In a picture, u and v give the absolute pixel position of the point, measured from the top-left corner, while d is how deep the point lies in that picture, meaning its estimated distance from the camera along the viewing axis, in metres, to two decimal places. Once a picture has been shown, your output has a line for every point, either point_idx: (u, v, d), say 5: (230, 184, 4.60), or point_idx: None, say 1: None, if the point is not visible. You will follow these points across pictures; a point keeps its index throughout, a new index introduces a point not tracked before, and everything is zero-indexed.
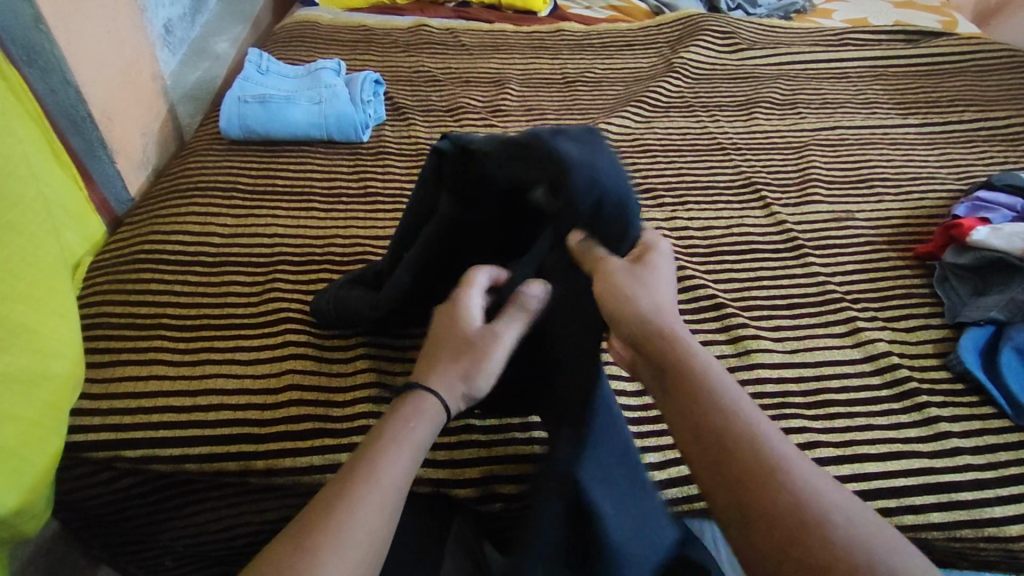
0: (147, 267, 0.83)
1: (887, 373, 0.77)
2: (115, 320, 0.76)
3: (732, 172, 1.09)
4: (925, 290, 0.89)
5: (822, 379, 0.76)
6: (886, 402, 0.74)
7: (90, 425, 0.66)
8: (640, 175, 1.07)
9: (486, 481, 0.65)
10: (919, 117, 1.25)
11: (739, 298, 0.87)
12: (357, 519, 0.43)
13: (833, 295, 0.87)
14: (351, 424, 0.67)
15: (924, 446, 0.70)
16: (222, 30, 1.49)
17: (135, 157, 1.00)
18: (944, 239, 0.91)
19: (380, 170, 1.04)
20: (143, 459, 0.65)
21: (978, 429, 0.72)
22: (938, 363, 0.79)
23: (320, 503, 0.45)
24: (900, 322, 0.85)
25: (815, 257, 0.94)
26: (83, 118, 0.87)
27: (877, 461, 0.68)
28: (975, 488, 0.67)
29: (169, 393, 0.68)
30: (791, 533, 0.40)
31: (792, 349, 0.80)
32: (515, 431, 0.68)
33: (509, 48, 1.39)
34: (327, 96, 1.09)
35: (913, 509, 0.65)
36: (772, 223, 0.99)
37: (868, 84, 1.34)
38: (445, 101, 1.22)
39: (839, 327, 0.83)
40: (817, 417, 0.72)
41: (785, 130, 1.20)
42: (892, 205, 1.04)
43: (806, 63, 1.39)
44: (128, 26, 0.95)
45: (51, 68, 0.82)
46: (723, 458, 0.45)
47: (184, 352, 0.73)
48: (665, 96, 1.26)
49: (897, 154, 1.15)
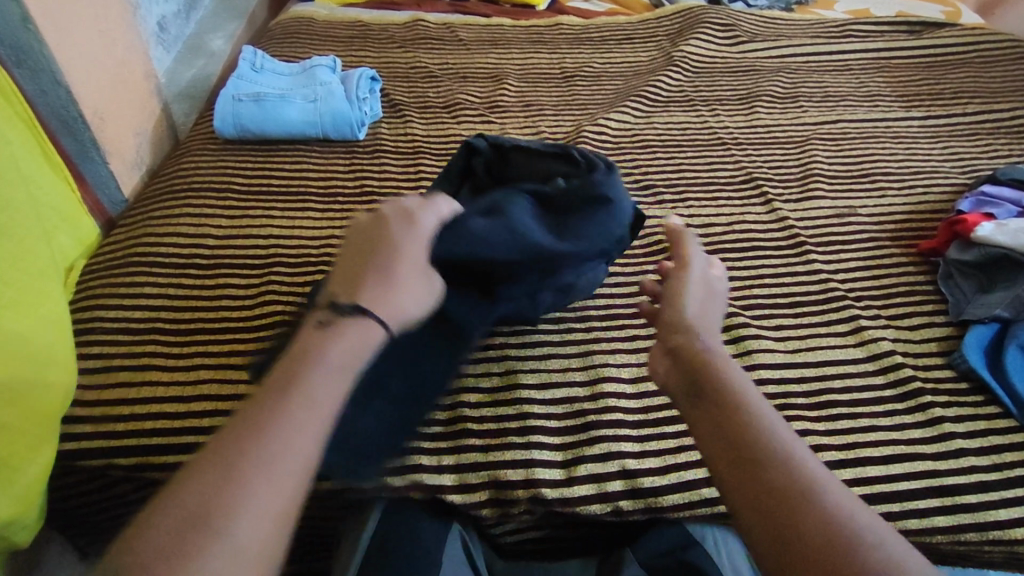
0: (141, 269, 0.82)
1: (890, 373, 0.76)
2: (108, 325, 0.75)
3: (733, 168, 1.07)
4: (929, 287, 0.88)
5: (825, 379, 0.75)
6: (889, 403, 0.73)
7: (83, 433, 0.65)
8: (639, 172, 1.05)
9: (485, 488, 0.64)
10: (922, 109, 1.23)
11: (740, 297, 0.86)
12: (285, 452, 0.42)
13: (835, 293, 0.86)
14: None
15: (927, 448, 0.69)
16: (216, 26, 1.48)
17: (128, 158, 0.99)
18: (948, 235, 0.89)
19: (376, 168, 1.03)
20: (137, 467, 0.64)
21: (983, 430, 0.71)
22: (942, 362, 0.78)
23: (240, 434, 0.42)
24: (903, 320, 0.84)
25: (817, 254, 0.92)
26: (74, 118, 0.86)
27: (880, 464, 0.67)
28: (980, 490, 0.66)
29: (162, 399, 0.68)
30: (802, 532, 0.41)
31: (794, 349, 0.79)
32: (514, 436, 0.67)
33: (506, 43, 1.38)
34: (322, 94, 1.07)
35: (916, 512, 0.64)
36: (773, 220, 0.98)
37: (871, 77, 1.32)
38: (441, 97, 1.21)
39: (841, 326, 0.82)
40: (819, 418, 0.71)
41: (786, 125, 1.18)
42: (895, 200, 1.02)
43: (807, 56, 1.37)
44: (119, 24, 0.94)
45: (40, 68, 0.80)
46: (739, 453, 0.46)
47: (178, 357, 0.72)
48: (665, 90, 1.24)
49: (900, 147, 1.14)
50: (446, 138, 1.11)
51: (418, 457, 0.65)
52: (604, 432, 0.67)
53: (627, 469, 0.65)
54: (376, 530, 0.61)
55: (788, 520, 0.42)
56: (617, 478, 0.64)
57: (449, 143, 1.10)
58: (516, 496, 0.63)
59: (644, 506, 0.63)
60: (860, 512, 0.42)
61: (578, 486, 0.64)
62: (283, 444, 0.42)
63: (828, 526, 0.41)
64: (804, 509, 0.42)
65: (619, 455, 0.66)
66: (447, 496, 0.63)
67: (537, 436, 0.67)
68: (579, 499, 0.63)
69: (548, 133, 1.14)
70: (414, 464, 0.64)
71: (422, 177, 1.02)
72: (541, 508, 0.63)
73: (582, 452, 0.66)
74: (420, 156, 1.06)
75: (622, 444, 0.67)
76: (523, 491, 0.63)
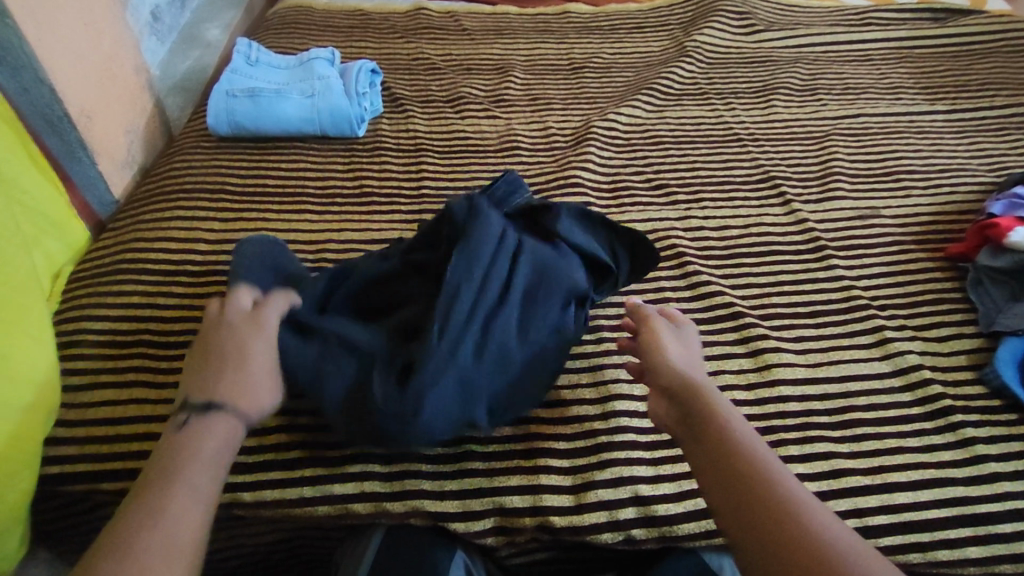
0: (130, 277, 0.79)
1: (917, 390, 0.72)
2: (96, 338, 0.72)
3: (750, 166, 1.02)
4: (958, 294, 0.83)
5: (849, 397, 0.71)
6: (916, 422, 0.69)
7: (68, 456, 0.63)
8: (651, 170, 1.01)
9: (489, 515, 0.61)
10: (947, 103, 1.18)
11: (758, 305, 0.82)
12: (194, 468, 0.47)
13: (858, 301, 0.82)
14: (343, 452, 0.63)
15: (958, 472, 0.65)
16: (213, 15, 1.42)
17: (118, 157, 0.95)
18: (978, 238, 0.84)
19: (377, 167, 0.99)
20: (124, 492, 0.61)
21: (1018, 452, 0.67)
22: (972, 377, 0.74)
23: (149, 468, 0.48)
24: (931, 331, 0.79)
25: (839, 259, 0.88)
26: (60, 118, 0.82)
27: (907, 490, 0.64)
28: (1015, 518, 0.62)
29: (151, 419, 0.65)
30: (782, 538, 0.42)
31: (816, 363, 0.75)
32: (520, 459, 0.64)
33: (512, 32, 1.32)
34: (320, 88, 1.03)
35: (947, 543, 0.61)
36: (792, 222, 0.93)
37: (893, 67, 1.26)
38: (444, 90, 1.16)
39: (865, 337, 0.78)
40: (843, 439, 0.67)
41: (805, 119, 1.13)
42: (921, 200, 0.97)
43: (827, 45, 1.32)
44: (108, 19, 0.90)
45: (21, 65, 0.76)
46: (723, 471, 0.47)
47: (167, 373, 0.69)
48: (678, 83, 1.19)
49: (925, 143, 1.08)
50: (449, 134, 1.06)
51: (419, 481, 0.62)
52: (616, 455, 0.64)
53: (640, 495, 0.62)
54: (375, 560, 0.58)
55: (770, 534, 0.43)
56: (630, 504, 0.61)
57: (452, 139, 1.05)
58: (522, 524, 0.60)
59: (658, 535, 0.60)
60: (841, 532, 0.43)
61: (588, 514, 0.60)
62: (197, 467, 0.48)
63: (807, 536, 0.42)
64: (784, 523, 0.43)
65: (632, 480, 0.62)
66: (449, 524, 0.60)
67: (545, 458, 0.64)
68: (589, 527, 0.60)
69: (556, 129, 1.09)
70: (415, 489, 0.61)
71: (424, 177, 0.98)
72: (548, 536, 0.60)
73: (593, 477, 0.63)
74: (422, 154, 1.02)
75: (635, 469, 0.63)
76: (529, 519, 0.60)
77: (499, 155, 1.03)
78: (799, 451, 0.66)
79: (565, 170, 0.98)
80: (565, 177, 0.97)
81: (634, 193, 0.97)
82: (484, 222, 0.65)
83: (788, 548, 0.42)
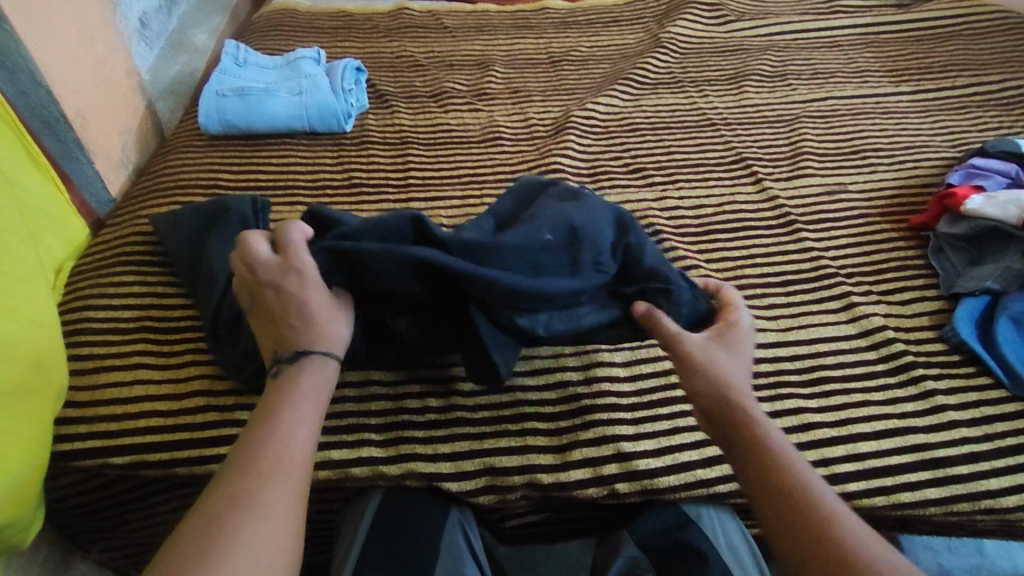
0: (128, 269, 0.82)
1: (882, 348, 0.77)
2: (99, 325, 0.75)
3: (723, 149, 1.07)
4: (920, 261, 0.88)
5: (817, 356, 0.76)
6: (880, 377, 0.74)
7: (76, 434, 0.66)
8: (629, 155, 1.05)
9: (481, 474, 0.65)
10: (911, 84, 1.22)
11: (731, 277, 0.86)
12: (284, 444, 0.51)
13: (826, 271, 0.86)
14: (340, 423, 0.68)
15: (919, 422, 0.70)
16: (199, 21, 1.45)
17: (114, 156, 0.98)
18: (938, 209, 0.89)
19: (365, 159, 1.03)
20: (133, 465, 0.65)
21: (975, 400, 0.72)
22: (934, 335, 0.79)
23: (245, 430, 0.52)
24: (895, 295, 0.84)
25: (808, 232, 0.92)
26: (56, 119, 0.85)
27: (871, 440, 0.68)
28: (967, 462, 0.67)
29: (154, 397, 0.69)
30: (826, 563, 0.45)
31: (786, 327, 0.79)
32: (509, 424, 0.69)
33: (492, 29, 1.36)
34: (307, 86, 1.07)
35: (908, 488, 0.65)
36: (763, 199, 0.98)
37: (859, 52, 1.31)
38: (428, 86, 1.20)
39: (832, 302, 0.82)
40: (810, 397, 0.72)
41: (775, 104, 1.17)
42: (885, 175, 1.02)
43: (795, 33, 1.36)
44: (97, 22, 0.93)
45: (19, 69, 0.79)
46: (760, 463, 0.52)
47: (169, 356, 0.73)
48: (653, 73, 1.23)
49: (890, 122, 1.13)
50: (434, 127, 1.10)
51: (413, 446, 0.67)
52: (598, 416, 0.69)
53: (622, 451, 0.67)
54: (376, 515, 0.63)
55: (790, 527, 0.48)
56: (613, 461, 0.66)
57: (437, 131, 1.09)
58: (512, 482, 0.65)
59: (640, 488, 0.65)
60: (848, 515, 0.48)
61: (574, 471, 0.66)
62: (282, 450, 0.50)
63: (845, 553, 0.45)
64: (834, 546, 0.46)
65: (615, 438, 0.68)
66: (444, 484, 0.65)
67: (532, 422, 0.69)
68: (574, 483, 0.65)
69: (537, 119, 1.13)
70: (410, 453, 0.66)
71: (410, 167, 1.02)
72: (537, 493, 0.65)
73: (578, 437, 0.68)
74: (408, 146, 1.06)
75: (618, 429, 0.69)
76: (519, 477, 0.65)
77: (482, 144, 1.07)
78: (771, 408, 0.71)
79: (546, 157, 1.02)
80: (546, 164, 1.01)
81: (613, 176, 1.01)
82: (554, 228, 0.67)
83: (820, 564, 0.46)
